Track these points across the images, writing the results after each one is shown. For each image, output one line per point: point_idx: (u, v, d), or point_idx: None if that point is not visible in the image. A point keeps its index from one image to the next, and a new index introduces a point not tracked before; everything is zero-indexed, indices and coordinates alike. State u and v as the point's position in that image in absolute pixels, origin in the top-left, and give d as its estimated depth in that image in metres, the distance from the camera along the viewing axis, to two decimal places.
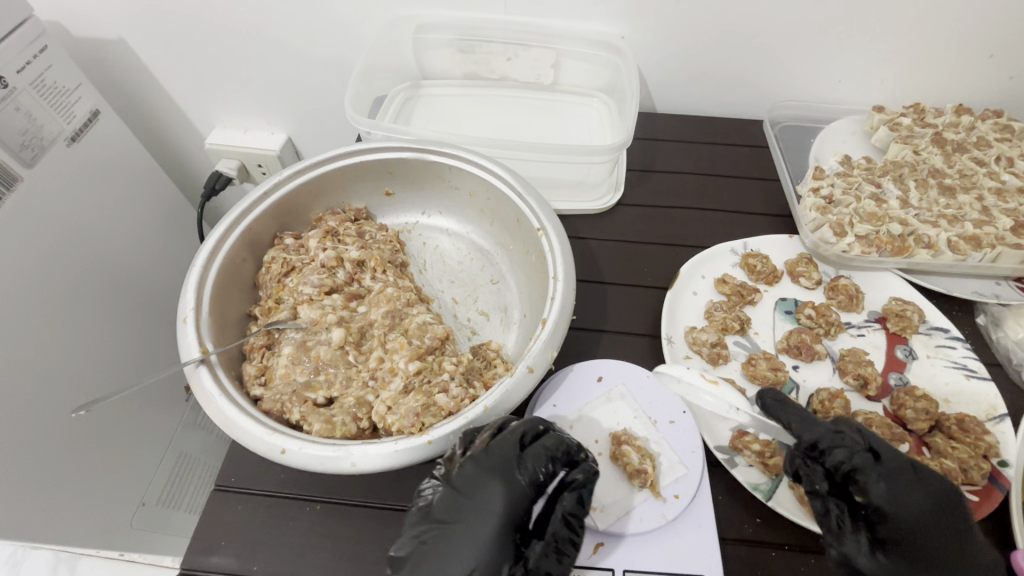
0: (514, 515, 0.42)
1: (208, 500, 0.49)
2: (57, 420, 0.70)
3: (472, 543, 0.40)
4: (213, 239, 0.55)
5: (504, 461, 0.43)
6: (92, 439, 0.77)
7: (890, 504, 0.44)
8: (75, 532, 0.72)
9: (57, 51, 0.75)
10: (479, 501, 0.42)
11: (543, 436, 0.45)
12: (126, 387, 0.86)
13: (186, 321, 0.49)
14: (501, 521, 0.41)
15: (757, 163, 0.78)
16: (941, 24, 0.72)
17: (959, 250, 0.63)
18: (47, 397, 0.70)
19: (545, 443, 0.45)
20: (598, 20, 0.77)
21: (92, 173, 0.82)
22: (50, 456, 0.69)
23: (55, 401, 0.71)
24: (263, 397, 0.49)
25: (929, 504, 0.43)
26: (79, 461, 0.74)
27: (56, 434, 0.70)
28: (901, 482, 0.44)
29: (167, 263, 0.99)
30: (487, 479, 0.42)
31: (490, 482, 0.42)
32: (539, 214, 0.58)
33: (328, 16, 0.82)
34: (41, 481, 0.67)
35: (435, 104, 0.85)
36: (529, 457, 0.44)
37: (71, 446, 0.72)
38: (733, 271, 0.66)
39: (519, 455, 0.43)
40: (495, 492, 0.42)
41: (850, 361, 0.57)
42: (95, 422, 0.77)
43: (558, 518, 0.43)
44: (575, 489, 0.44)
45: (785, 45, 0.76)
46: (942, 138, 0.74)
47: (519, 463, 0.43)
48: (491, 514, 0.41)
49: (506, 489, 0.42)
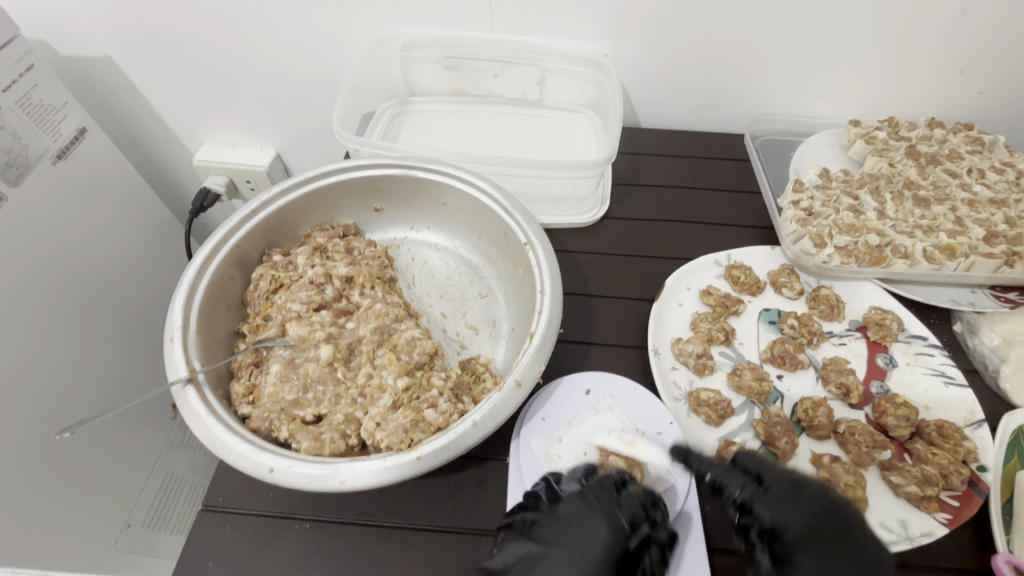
0: (610, 554, 0.43)
1: (195, 521, 0.48)
2: (41, 441, 0.69)
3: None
4: (201, 256, 0.55)
5: (605, 502, 0.46)
6: (76, 459, 0.75)
7: (779, 525, 0.44)
8: (60, 556, 0.71)
9: (43, 69, 0.75)
10: (582, 545, 0.43)
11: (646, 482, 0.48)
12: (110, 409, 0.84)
13: (173, 340, 0.49)
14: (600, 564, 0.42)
15: (739, 176, 0.80)
16: (912, 43, 0.75)
17: (935, 259, 0.64)
18: (31, 417, 0.69)
19: (631, 487, 0.47)
20: (583, 38, 0.79)
21: (77, 190, 0.82)
22: (33, 477, 0.68)
23: (40, 421, 0.70)
24: (251, 415, 0.48)
25: (812, 518, 0.44)
26: (61, 482, 0.72)
27: (39, 457, 0.69)
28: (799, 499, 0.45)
29: (154, 279, 0.98)
30: (592, 521, 0.44)
31: (594, 519, 0.44)
32: (525, 229, 0.59)
33: (317, 35, 0.83)
34: (23, 505, 0.66)
35: (423, 120, 0.86)
36: (625, 499, 0.46)
37: (56, 466, 0.71)
38: (718, 282, 0.67)
39: (618, 497, 0.46)
40: (597, 528, 0.44)
41: (832, 370, 0.59)
42: (79, 443, 0.76)
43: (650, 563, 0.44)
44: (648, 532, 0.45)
45: (763, 62, 0.79)
46: (915, 151, 0.76)
47: (620, 505, 0.45)
48: (595, 548, 0.43)
49: (610, 532, 0.44)
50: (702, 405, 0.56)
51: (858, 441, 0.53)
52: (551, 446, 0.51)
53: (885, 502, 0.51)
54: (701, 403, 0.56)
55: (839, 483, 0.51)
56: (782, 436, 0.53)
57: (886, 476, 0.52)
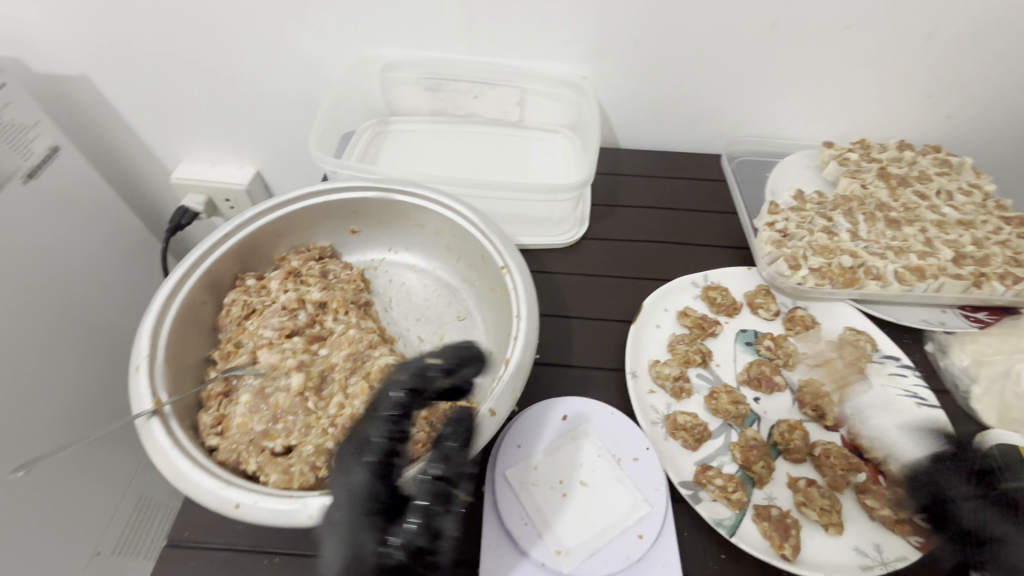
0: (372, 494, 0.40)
1: (159, 557, 0.47)
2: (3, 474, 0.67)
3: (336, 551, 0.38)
4: (171, 281, 0.54)
5: (355, 443, 0.42)
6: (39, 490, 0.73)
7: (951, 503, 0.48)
8: None
9: (13, 87, 0.75)
10: (345, 507, 0.39)
11: (382, 402, 0.44)
12: (76, 438, 0.82)
13: (139, 369, 0.48)
14: (361, 510, 0.39)
15: (716, 197, 0.81)
16: (879, 69, 0.77)
17: (906, 281, 0.65)
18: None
19: (381, 411, 0.44)
20: (561, 61, 0.80)
21: (48, 209, 0.80)
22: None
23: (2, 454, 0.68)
24: (219, 448, 0.47)
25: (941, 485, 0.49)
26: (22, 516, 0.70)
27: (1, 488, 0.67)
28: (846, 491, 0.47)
29: (127, 299, 0.96)
30: (349, 471, 0.41)
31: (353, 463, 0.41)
32: (502, 252, 0.59)
33: (296, 55, 0.83)
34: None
35: (403, 140, 0.86)
36: (374, 425, 0.43)
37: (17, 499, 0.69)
38: (695, 303, 0.68)
39: (365, 431, 0.43)
40: (355, 475, 0.41)
41: (808, 393, 0.59)
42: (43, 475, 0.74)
43: (426, 480, 0.40)
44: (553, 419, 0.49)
45: (739, 86, 0.80)
46: (886, 172, 0.78)
47: (360, 446, 0.42)
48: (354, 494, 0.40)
49: (365, 470, 0.41)
50: (680, 429, 0.56)
51: (834, 463, 0.53)
52: (526, 474, 0.50)
53: (861, 525, 0.51)
54: (678, 427, 0.56)
55: (815, 507, 0.51)
56: (758, 460, 0.53)
57: (861, 499, 0.52)
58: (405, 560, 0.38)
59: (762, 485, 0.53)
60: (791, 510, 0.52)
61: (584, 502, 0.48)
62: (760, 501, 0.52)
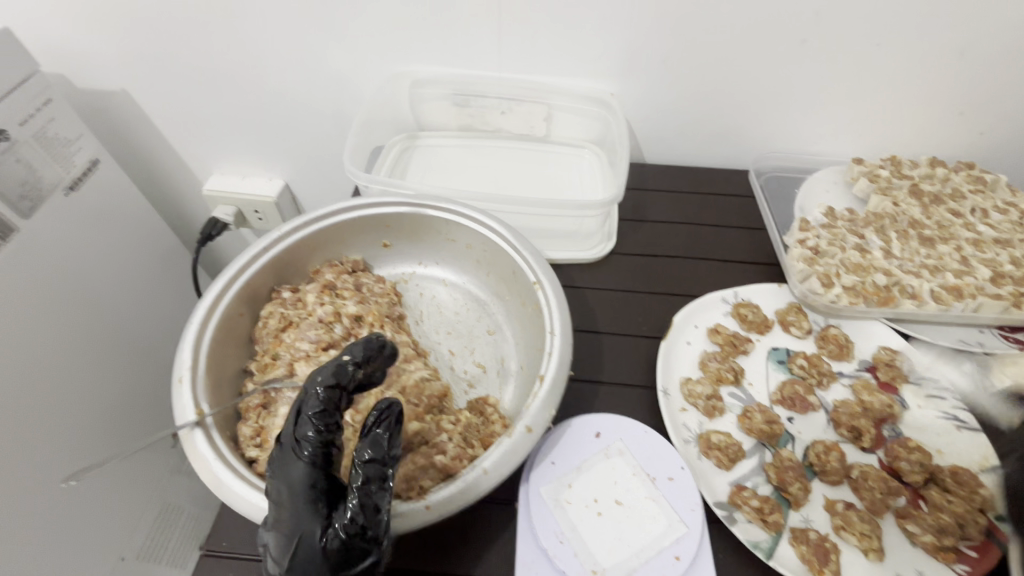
0: (316, 488, 0.40)
1: (197, 566, 0.47)
2: (31, 485, 0.69)
3: (281, 539, 0.39)
4: (212, 294, 0.55)
5: (287, 442, 0.42)
6: (66, 500, 0.75)
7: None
8: None
9: (60, 103, 0.77)
10: (284, 500, 0.40)
11: (304, 398, 0.43)
12: (105, 453, 0.83)
13: (182, 381, 0.49)
14: (302, 501, 0.40)
15: (745, 213, 0.81)
16: (910, 86, 0.76)
17: (942, 300, 0.65)
18: (29, 464, 0.69)
19: (309, 410, 0.42)
20: (589, 78, 0.81)
21: (88, 220, 0.83)
22: (19, 520, 0.68)
23: (33, 467, 0.70)
24: (258, 459, 0.48)
25: None
26: (49, 526, 0.72)
27: (32, 494, 0.69)
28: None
29: (160, 307, 0.98)
30: (286, 467, 0.40)
31: (290, 462, 0.41)
32: (534, 267, 0.59)
33: (329, 72, 0.85)
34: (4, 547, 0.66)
35: (432, 155, 0.87)
36: (303, 423, 0.42)
37: (42, 513, 0.71)
38: (725, 320, 0.67)
39: (296, 430, 0.42)
40: (296, 471, 0.40)
41: (844, 413, 0.58)
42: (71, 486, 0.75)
43: (359, 466, 0.41)
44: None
45: (768, 102, 0.80)
46: (919, 190, 0.77)
47: (296, 443, 0.41)
48: (298, 491, 0.40)
49: (303, 465, 0.41)
50: (713, 448, 0.55)
51: (872, 487, 0.52)
52: (560, 492, 0.50)
53: (904, 552, 0.50)
54: (712, 446, 0.55)
55: (854, 532, 0.50)
56: (794, 482, 0.52)
57: (903, 525, 0.51)
58: (350, 541, 0.39)
59: (798, 507, 0.52)
60: (829, 534, 0.51)
61: (619, 521, 0.48)
62: (797, 524, 0.51)
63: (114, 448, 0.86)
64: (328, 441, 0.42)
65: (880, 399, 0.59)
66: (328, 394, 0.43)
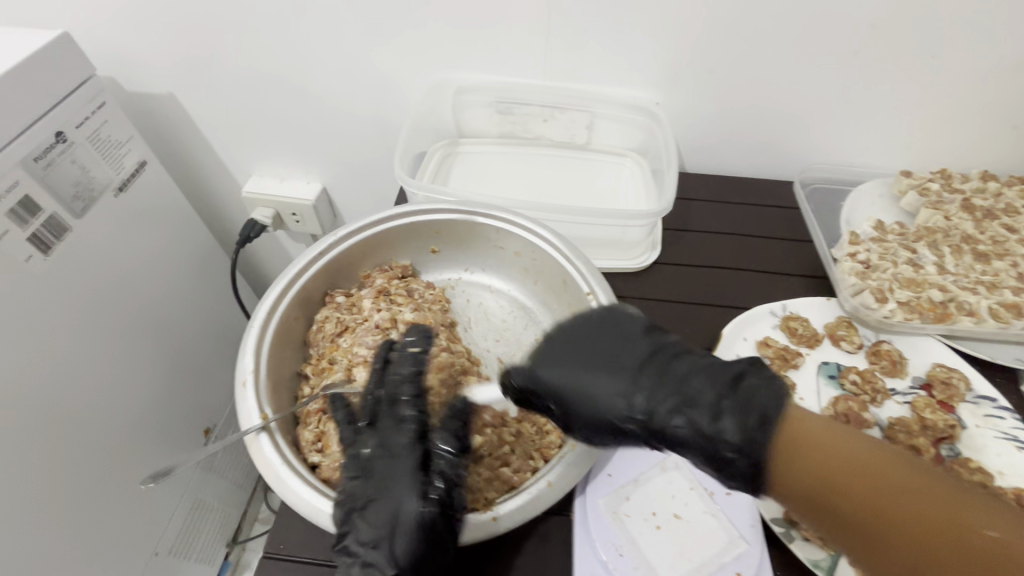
0: (414, 462, 0.46)
1: (257, 566, 0.48)
2: (74, 483, 0.71)
3: (382, 506, 0.44)
4: (270, 300, 0.56)
5: (387, 422, 0.49)
6: (104, 497, 0.76)
7: None
8: None
9: (113, 106, 0.79)
10: (388, 471, 0.46)
11: (398, 386, 0.51)
12: (143, 451, 0.85)
13: (245, 385, 0.50)
14: (404, 471, 0.46)
15: (790, 224, 0.80)
16: (963, 99, 0.75)
17: (1001, 318, 0.63)
18: (71, 460, 0.70)
19: (404, 393, 0.50)
20: (633, 88, 0.81)
21: (134, 221, 0.84)
22: (63, 516, 0.69)
23: (77, 465, 0.71)
24: (321, 464, 0.49)
25: None
26: (89, 523, 0.74)
27: (71, 490, 0.71)
28: (587, 351, 0.46)
29: (199, 306, 1.00)
30: (389, 441, 0.48)
31: (393, 437, 0.48)
32: (588, 277, 0.60)
33: (374, 78, 0.86)
34: (50, 542, 0.67)
35: (474, 161, 0.88)
36: (399, 405, 0.50)
37: (81, 512, 0.72)
38: (774, 334, 0.67)
39: (394, 412, 0.49)
40: (399, 446, 0.47)
41: (900, 431, 0.58)
42: (109, 484, 0.77)
43: (443, 452, 0.48)
44: (569, 408, 0.44)
45: (814, 112, 0.79)
46: (971, 205, 0.75)
47: (398, 422, 0.48)
48: (401, 463, 0.46)
49: (405, 440, 0.47)
50: None
51: None
52: (618, 504, 0.50)
53: None
54: None
55: None
56: None
57: None
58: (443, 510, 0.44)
59: None
60: None
61: (678, 536, 0.48)
62: None
63: (153, 446, 0.87)
64: (424, 420, 0.49)
65: (941, 419, 0.58)
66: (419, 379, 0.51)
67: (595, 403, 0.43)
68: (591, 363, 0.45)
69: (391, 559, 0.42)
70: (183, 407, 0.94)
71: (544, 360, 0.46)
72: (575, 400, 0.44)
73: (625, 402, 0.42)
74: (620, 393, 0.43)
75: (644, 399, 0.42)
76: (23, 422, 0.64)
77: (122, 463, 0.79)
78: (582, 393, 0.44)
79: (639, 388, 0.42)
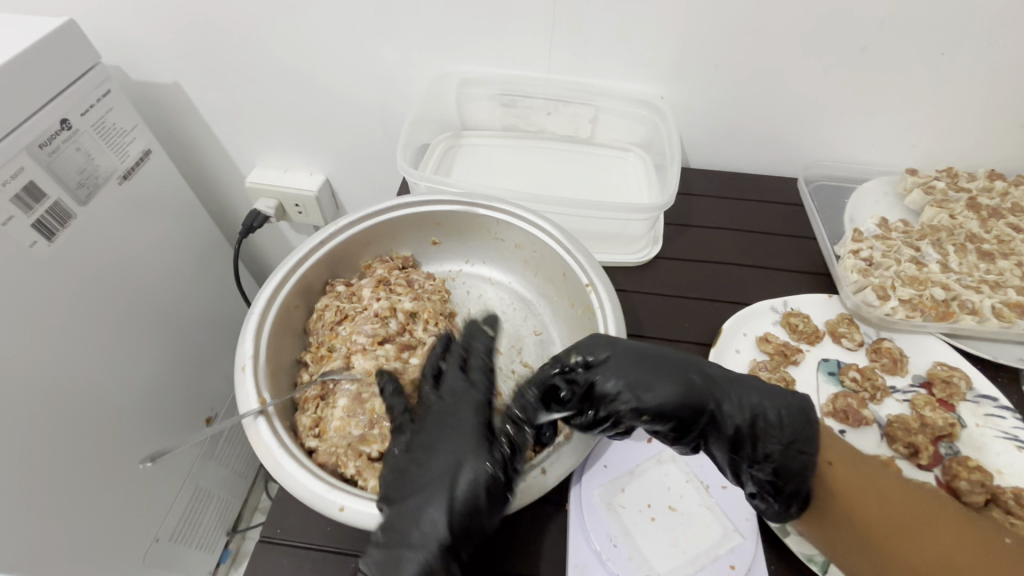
0: (482, 425, 0.48)
1: (253, 550, 0.49)
2: (78, 468, 0.72)
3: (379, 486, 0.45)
4: (270, 287, 0.56)
5: (457, 388, 0.50)
6: (107, 483, 0.77)
7: None
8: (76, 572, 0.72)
9: (118, 95, 0.79)
10: (453, 430, 0.47)
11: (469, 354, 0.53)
12: (145, 439, 0.86)
13: (245, 369, 0.50)
14: (472, 433, 0.47)
15: (793, 221, 0.79)
16: (971, 95, 0.74)
17: (1005, 317, 0.63)
18: (73, 443, 0.71)
19: (478, 362, 0.53)
20: (638, 82, 0.80)
21: (137, 209, 0.85)
22: (65, 500, 0.70)
23: (79, 451, 0.72)
24: (318, 449, 0.50)
25: None
26: (91, 508, 0.74)
27: (74, 474, 0.71)
28: (650, 368, 0.47)
29: (201, 294, 1.00)
30: (460, 403, 0.49)
31: (462, 401, 0.49)
32: (587, 269, 0.60)
33: (378, 69, 0.86)
34: (55, 524, 0.68)
35: (477, 154, 0.88)
36: (471, 371, 0.52)
37: (84, 496, 0.73)
38: (775, 330, 0.67)
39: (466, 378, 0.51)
40: (467, 411, 0.49)
41: (899, 428, 0.57)
42: (113, 470, 0.78)
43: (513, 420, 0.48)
44: (641, 407, 0.46)
45: (820, 108, 0.79)
46: (977, 203, 0.75)
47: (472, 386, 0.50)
48: (465, 426, 0.48)
49: (474, 404, 0.49)
50: None
51: None
52: (613, 495, 0.50)
53: None
54: None
55: None
56: None
57: None
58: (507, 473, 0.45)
59: None
60: None
61: (673, 527, 0.48)
62: None
63: (155, 434, 0.88)
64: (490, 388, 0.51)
65: (941, 416, 0.57)
66: (484, 350, 0.54)
67: (667, 402, 0.46)
68: (650, 366, 0.47)
69: (444, 518, 0.43)
70: (184, 395, 0.95)
71: (607, 361, 0.48)
72: (648, 399, 0.46)
73: (690, 403, 0.46)
74: (686, 396, 0.46)
75: (705, 400, 0.47)
76: (27, 407, 0.65)
77: (124, 449, 0.80)
78: (647, 392, 0.46)
79: (700, 391, 0.47)
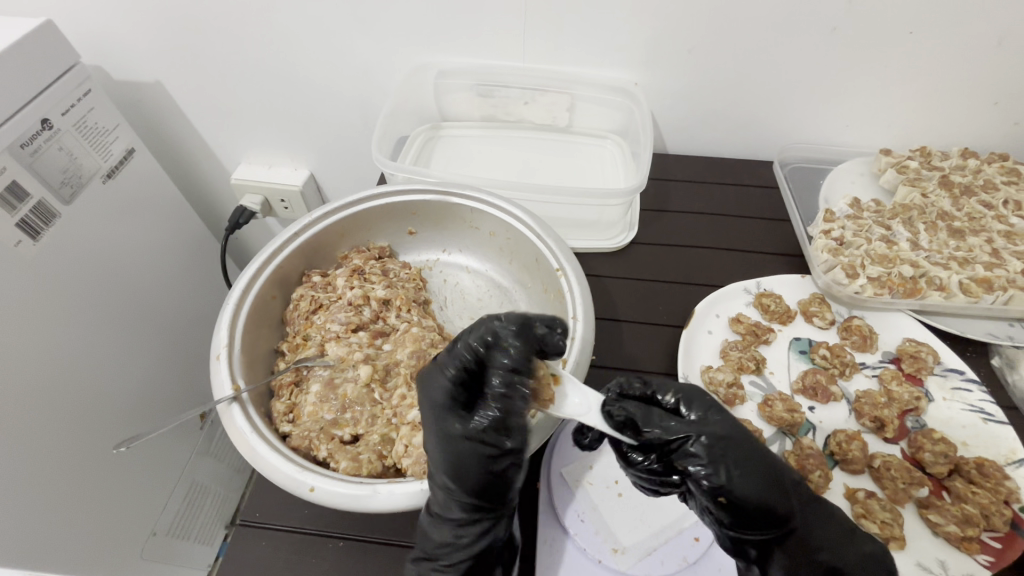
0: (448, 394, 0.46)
1: (234, 534, 0.50)
2: (70, 464, 0.73)
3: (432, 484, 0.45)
4: (247, 278, 0.57)
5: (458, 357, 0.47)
6: (101, 478, 0.79)
7: None
8: (69, 566, 0.73)
9: (99, 94, 0.80)
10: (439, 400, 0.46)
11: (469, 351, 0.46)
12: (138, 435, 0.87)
13: (219, 358, 0.51)
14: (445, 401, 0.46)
15: (769, 203, 0.80)
16: (943, 75, 0.75)
17: (971, 292, 0.64)
18: (64, 440, 0.73)
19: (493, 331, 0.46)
20: (613, 69, 0.81)
21: (120, 207, 0.85)
22: (60, 497, 0.72)
23: (71, 448, 0.73)
24: (291, 434, 0.51)
25: None
26: (86, 501, 0.76)
27: (67, 470, 0.73)
28: (749, 460, 0.43)
29: (188, 291, 1.01)
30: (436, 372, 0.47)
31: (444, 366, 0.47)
32: (557, 254, 0.61)
33: (355, 62, 0.86)
34: (50, 518, 0.70)
35: (455, 144, 0.89)
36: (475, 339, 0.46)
37: (80, 492, 0.75)
38: (747, 310, 0.68)
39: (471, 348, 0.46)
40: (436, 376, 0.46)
41: (865, 404, 0.58)
42: (106, 463, 0.80)
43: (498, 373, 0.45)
44: (728, 494, 0.42)
45: (793, 90, 0.79)
46: (949, 181, 0.76)
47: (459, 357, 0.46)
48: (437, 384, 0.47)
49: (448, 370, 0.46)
50: None
51: (894, 477, 0.53)
52: (581, 473, 0.52)
53: (925, 541, 0.51)
54: None
55: (875, 520, 0.50)
56: (814, 469, 0.53)
57: (925, 514, 0.51)
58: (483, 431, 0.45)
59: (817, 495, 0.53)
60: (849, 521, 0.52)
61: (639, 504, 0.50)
62: None
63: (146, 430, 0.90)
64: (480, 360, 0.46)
65: (907, 390, 0.59)
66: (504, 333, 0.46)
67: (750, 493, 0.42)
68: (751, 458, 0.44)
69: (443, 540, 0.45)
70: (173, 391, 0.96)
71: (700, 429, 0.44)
72: (729, 484, 0.42)
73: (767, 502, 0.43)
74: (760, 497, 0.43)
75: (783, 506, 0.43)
76: (18, 403, 0.67)
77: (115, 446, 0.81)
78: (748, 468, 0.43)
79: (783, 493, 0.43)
